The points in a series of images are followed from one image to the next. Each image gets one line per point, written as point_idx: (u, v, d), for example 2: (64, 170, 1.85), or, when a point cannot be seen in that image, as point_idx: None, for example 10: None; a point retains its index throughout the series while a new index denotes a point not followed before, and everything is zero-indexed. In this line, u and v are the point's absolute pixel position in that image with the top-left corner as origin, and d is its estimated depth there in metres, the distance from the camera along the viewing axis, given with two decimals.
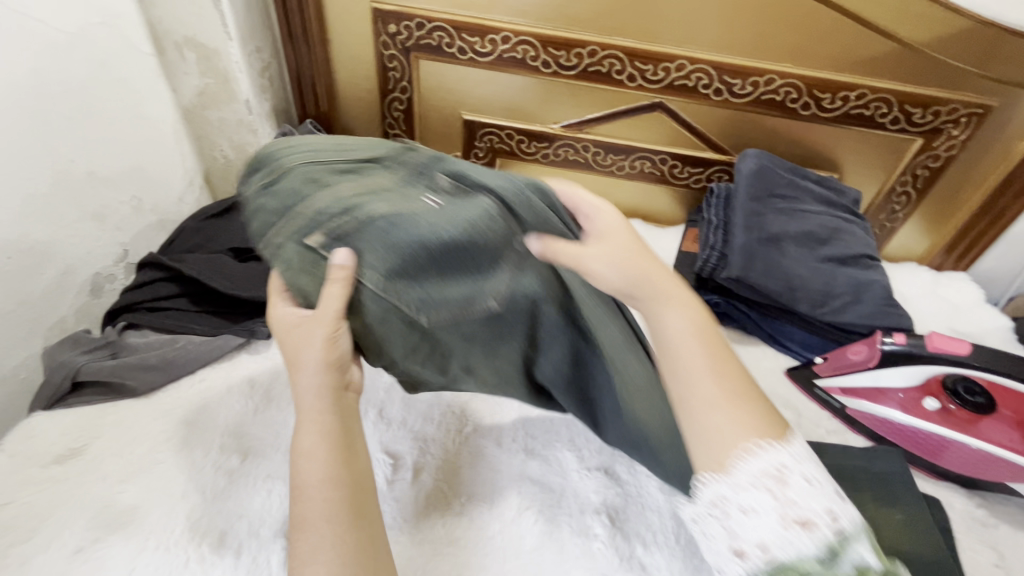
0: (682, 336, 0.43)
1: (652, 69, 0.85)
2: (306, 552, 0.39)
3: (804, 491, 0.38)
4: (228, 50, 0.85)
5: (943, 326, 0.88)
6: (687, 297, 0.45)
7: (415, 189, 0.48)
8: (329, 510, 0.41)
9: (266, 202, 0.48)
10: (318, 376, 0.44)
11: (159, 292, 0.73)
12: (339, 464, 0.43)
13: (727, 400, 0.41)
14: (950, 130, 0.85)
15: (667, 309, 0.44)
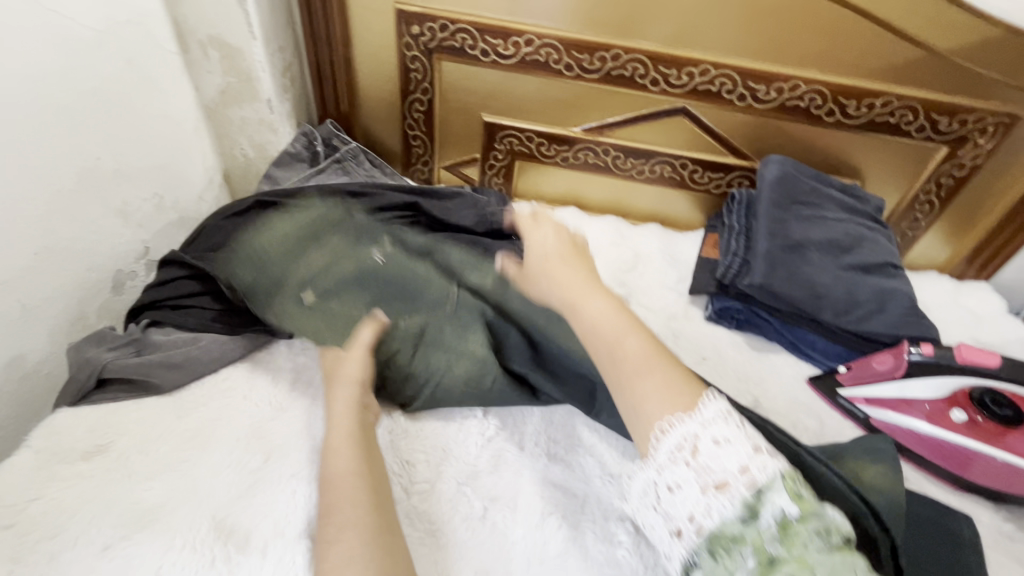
0: (602, 324, 0.52)
1: (676, 74, 0.85)
2: (332, 531, 0.49)
3: (714, 456, 0.42)
4: (252, 50, 0.86)
5: (966, 336, 0.87)
6: (606, 295, 0.55)
7: (363, 244, 0.79)
8: (354, 494, 0.51)
9: (262, 283, 0.73)
10: (351, 389, 0.60)
11: (181, 290, 0.73)
12: (359, 461, 0.54)
13: (642, 376, 0.48)
14: (975, 139, 0.84)
15: (591, 302, 0.54)
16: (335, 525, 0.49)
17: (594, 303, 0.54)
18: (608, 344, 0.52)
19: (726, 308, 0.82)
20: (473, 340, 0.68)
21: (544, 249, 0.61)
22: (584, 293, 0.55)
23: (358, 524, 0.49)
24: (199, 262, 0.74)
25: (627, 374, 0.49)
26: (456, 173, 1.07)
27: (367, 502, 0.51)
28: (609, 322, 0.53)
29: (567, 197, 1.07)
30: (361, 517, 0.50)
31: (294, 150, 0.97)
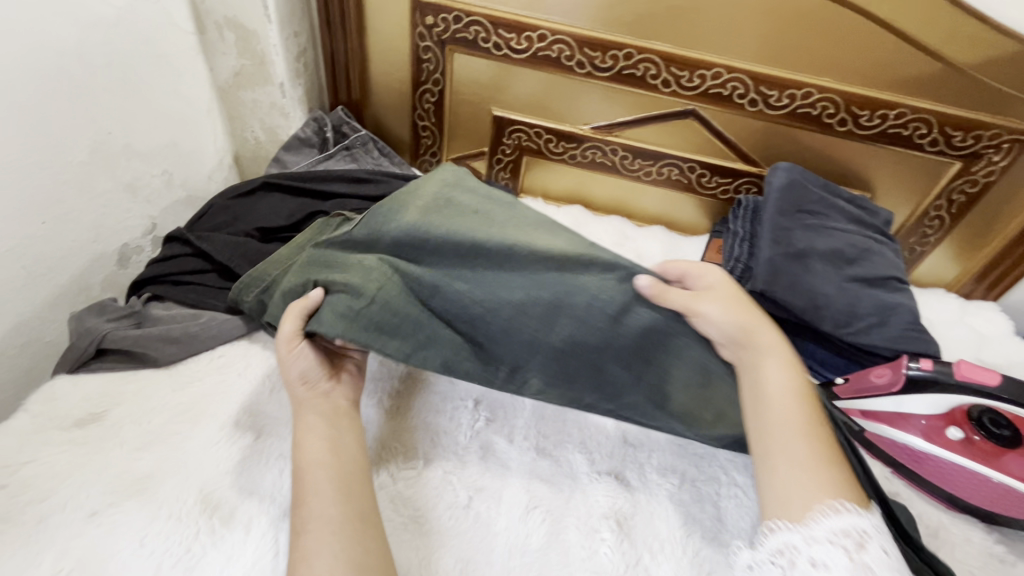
0: (781, 394, 0.56)
1: (687, 76, 0.85)
2: (306, 516, 0.49)
3: (877, 558, 0.45)
4: (267, 33, 0.86)
5: (969, 354, 0.86)
6: (790, 365, 0.58)
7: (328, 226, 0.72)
8: (331, 477, 0.52)
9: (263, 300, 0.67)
10: (301, 391, 0.58)
11: (184, 267, 0.74)
12: (330, 453, 0.54)
13: (815, 464, 0.51)
14: (990, 156, 0.83)
15: (779, 377, 0.56)
16: (307, 511, 0.50)
17: (779, 378, 0.56)
18: (782, 423, 0.54)
19: None
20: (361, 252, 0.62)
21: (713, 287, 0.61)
22: (773, 368, 0.57)
23: (342, 510, 0.50)
24: (202, 239, 0.75)
25: (802, 457, 0.52)
26: (463, 165, 1.07)
27: (343, 489, 0.51)
28: (788, 398, 0.55)
29: (573, 196, 1.07)
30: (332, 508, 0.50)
31: (303, 135, 0.98)
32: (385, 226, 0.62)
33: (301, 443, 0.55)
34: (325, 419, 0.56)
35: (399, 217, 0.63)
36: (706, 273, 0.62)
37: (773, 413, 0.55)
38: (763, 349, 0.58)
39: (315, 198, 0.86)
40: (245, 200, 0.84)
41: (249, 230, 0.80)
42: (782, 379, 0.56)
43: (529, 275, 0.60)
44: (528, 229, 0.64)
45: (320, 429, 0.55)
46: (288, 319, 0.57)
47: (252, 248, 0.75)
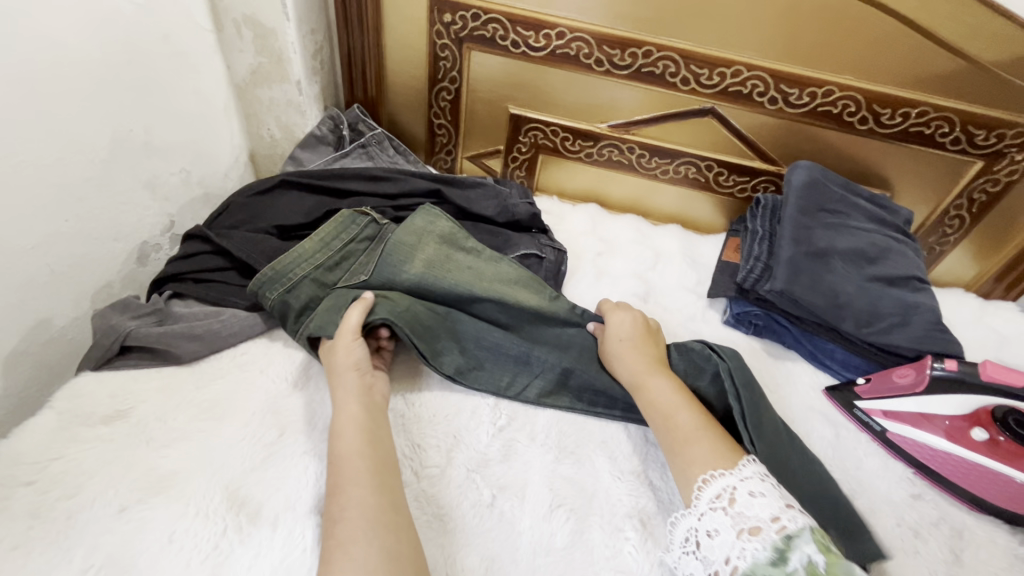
0: (663, 400, 0.61)
1: (707, 74, 0.84)
2: (337, 510, 0.50)
3: (749, 502, 0.49)
4: (285, 31, 0.86)
5: (991, 355, 0.85)
6: (664, 372, 0.65)
7: (351, 235, 0.76)
8: (359, 471, 0.52)
9: (290, 300, 0.68)
10: (352, 377, 0.60)
11: (205, 265, 0.75)
12: (364, 441, 0.55)
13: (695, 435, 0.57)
14: (1013, 155, 0.82)
15: (657, 378, 0.64)
16: (337, 505, 0.50)
17: (658, 380, 0.63)
18: (667, 409, 0.61)
19: (744, 313, 0.81)
20: (403, 277, 0.71)
21: (626, 326, 0.70)
22: (647, 373, 0.64)
23: (366, 506, 0.50)
24: (223, 237, 0.75)
25: (678, 438, 0.58)
26: (478, 163, 1.07)
27: (372, 482, 0.52)
28: (670, 398, 0.61)
29: (588, 194, 1.07)
30: (365, 498, 0.50)
31: (320, 133, 0.98)
32: (417, 247, 0.73)
33: (336, 440, 0.55)
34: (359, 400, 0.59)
35: (427, 240, 0.74)
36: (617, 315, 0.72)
37: (663, 417, 0.60)
38: (638, 367, 0.65)
39: (335, 197, 0.86)
40: (265, 198, 0.84)
41: (269, 228, 0.80)
42: (665, 387, 0.63)
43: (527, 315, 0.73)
44: (522, 280, 0.76)
45: (357, 404, 0.58)
46: (353, 312, 0.64)
47: (272, 246, 0.76)
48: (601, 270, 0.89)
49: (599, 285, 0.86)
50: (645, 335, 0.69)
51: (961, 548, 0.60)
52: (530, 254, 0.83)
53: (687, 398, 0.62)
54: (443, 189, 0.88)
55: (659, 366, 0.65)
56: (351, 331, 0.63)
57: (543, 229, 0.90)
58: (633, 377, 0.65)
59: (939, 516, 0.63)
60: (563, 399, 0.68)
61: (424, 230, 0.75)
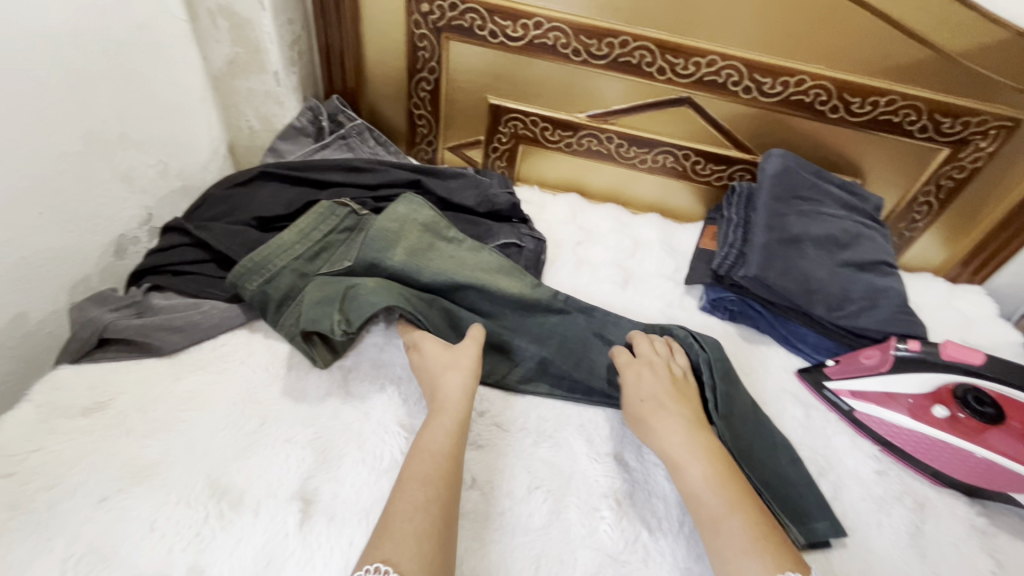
0: (705, 495, 0.54)
1: (683, 63, 0.85)
2: (422, 500, 0.49)
3: None
4: (261, 21, 0.86)
5: (956, 336, 0.88)
6: (701, 455, 0.57)
7: (332, 225, 0.76)
8: (439, 472, 0.52)
9: (271, 293, 0.69)
10: (460, 376, 0.61)
11: (184, 257, 0.75)
12: (452, 440, 0.56)
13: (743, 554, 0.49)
14: (978, 142, 0.84)
15: (694, 470, 0.56)
16: (424, 495, 0.50)
17: (695, 468, 0.56)
18: (711, 516, 0.53)
19: (720, 299, 0.83)
20: (388, 261, 0.71)
21: (647, 382, 0.64)
22: (687, 456, 0.57)
23: (435, 502, 0.50)
24: (202, 229, 0.75)
25: (730, 551, 0.50)
26: (459, 154, 1.08)
27: (444, 480, 0.52)
28: (709, 493, 0.54)
29: (569, 184, 1.08)
30: (434, 492, 0.50)
31: (299, 124, 0.98)
32: (401, 234, 0.74)
33: (426, 434, 0.56)
34: (470, 397, 0.60)
35: (411, 227, 0.75)
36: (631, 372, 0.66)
37: (705, 516, 0.53)
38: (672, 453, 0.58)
39: (314, 187, 0.86)
40: (244, 190, 0.84)
41: (248, 220, 0.80)
42: (700, 473, 0.55)
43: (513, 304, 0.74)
44: (505, 267, 0.77)
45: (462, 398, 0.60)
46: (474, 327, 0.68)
47: (252, 238, 0.76)
48: (581, 258, 0.90)
49: (578, 273, 0.87)
50: (673, 397, 0.63)
51: (921, 519, 0.63)
52: (510, 244, 0.85)
53: (733, 498, 0.53)
54: (423, 180, 0.89)
55: (701, 448, 0.58)
56: (477, 339, 0.66)
57: (524, 219, 0.91)
58: (671, 457, 0.58)
59: (902, 490, 0.65)
60: (541, 384, 0.70)
61: (406, 217, 0.76)
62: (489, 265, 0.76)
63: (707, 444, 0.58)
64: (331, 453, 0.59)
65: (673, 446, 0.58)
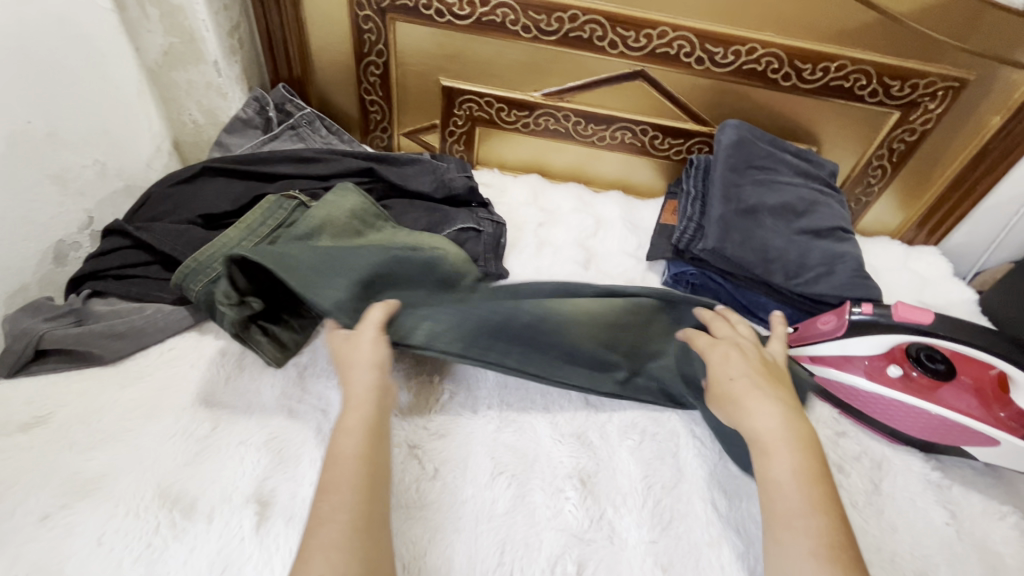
0: (788, 487, 0.51)
1: (634, 36, 0.84)
2: (326, 510, 0.47)
3: None
4: (194, 8, 0.82)
5: (912, 297, 0.91)
6: (796, 448, 0.53)
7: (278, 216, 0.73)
8: (353, 480, 0.49)
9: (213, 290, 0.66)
10: (370, 373, 0.57)
11: (126, 259, 0.71)
12: (366, 444, 0.52)
13: (805, 556, 0.47)
14: (926, 104, 0.85)
15: (779, 462, 0.52)
16: (329, 506, 0.48)
17: (783, 460, 0.52)
18: (784, 512, 0.50)
19: (682, 273, 0.83)
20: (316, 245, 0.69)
21: (732, 367, 0.59)
22: (779, 444, 0.53)
23: (341, 509, 0.47)
24: (142, 230, 0.72)
25: (797, 545, 0.48)
26: (416, 140, 1.05)
27: (364, 490, 0.49)
28: (793, 486, 0.51)
29: (530, 165, 1.06)
30: (355, 503, 0.48)
31: (245, 115, 0.94)
32: (326, 220, 0.72)
33: (337, 439, 0.52)
34: (381, 395, 0.56)
35: (338, 212, 0.73)
36: (725, 357, 0.60)
37: (777, 503, 0.51)
38: (758, 438, 0.54)
39: (263, 181, 0.83)
40: (188, 187, 0.80)
41: (193, 217, 0.77)
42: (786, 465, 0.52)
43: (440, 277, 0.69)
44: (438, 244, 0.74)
45: (371, 408, 0.54)
46: (377, 311, 0.61)
47: (198, 236, 0.73)
48: (543, 240, 0.89)
49: (540, 255, 0.86)
50: (768, 379, 0.58)
51: (880, 478, 0.64)
52: (467, 228, 0.83)
53: (817, 498, 0.50)
54: (375, 167, 0.87)
55: (794, 437, 0.54)
56: (375, 326, 0.60)
57: (483, 202, 0.89)
58: (759, 440, 0.54)
59: (861, 451, 0.67)
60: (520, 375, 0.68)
61: (337, 203, 0.74)
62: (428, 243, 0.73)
63: (803, 434, 0.54)
64: (287, 453, 0.58)
65: (765, 433, 0.54)
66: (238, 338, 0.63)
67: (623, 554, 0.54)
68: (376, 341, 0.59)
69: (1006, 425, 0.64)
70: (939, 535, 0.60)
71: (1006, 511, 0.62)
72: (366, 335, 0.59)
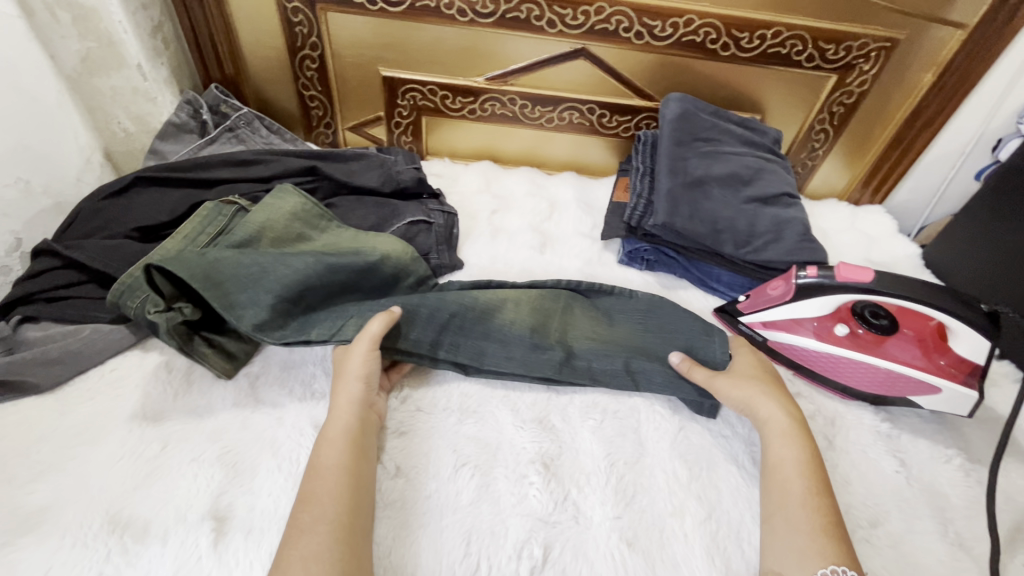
0: (789, 467, 0.55)
1: (571, 14, 0.83)
2: (307, 521, 0.48)
3: None
4: (108, 9, 0.78)
5: (859, 255, 0.93)
6: (798, 437, 0.57)
7: (213, 223, 0.71)
8: (333, 490, 0.50)
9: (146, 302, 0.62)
10: (357, 385, 0.59)
11: (58, 280, 0.68)
12: (349, 453, 0.54)
13: (800, 532, 0.50)
14: (861, 66, 0.87)
15: (788, 447, 0.57)
16: (309, 516, 0.48)
17: (790, 445, 0.57)
18: (787, 492, 0.54)
19: (636, 250, 0.84)
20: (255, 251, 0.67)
21: (745, 364, 0.66)
22: (784, 433, 0.58)
23: (323, 520, 0.48)
24: (73, 248, 0.69)
25: (795, 522, 0.51)
26: (361, 133, 1.02)
27: (346, 500, 0.50)
28: (797, 470, 0.55)
29: (481, 152, 1.05)
30: (337, 516, 0.49)
31: (178, 120, 0.90)
32: (266, 225, 0.70)
33: (319, 451, 0.54)
34: (360, 411, 0.58)
35: (277, 215, 0.72)
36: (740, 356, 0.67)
37: (784, 482, 0.54)
38: (769, 416, 0.59)
39: (201, 187, 0.81)
40: (121, 200, 0.77)
41: (128, 231, 0.74)
42: (790, 453, 0.56)
43: (381, 278, 0.70)
44: (381, 241, 0.74)
45: (352, 417, 0.57)
46: (377, 322, 0.62)
47: (135, 250, 0.70)
48: (498, 227, 0.88)
49: (495, 242, 0.85)
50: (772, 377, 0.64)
51: (833, 433, 0.66)
52: (418, 221, 0.82)
53: (818, 487, 0.53)
54: (318, 165, 0.85)
55: (797, 428, 0.58)
56: (371, 339, 0.60)
57: (434, 193, 0.88)
58: (767, 423, 0.59)
59: (814, 409, 0.69)
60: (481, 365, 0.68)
61: (274, 207, 0.72)
62: (370, 242, 0.73)
63: (804, 427, 0.59)
64: (243, 466, 0.56)
65: (777, 420, 0.59)
66: (183, 351, 0.61)
67: (589, 533, 0.55)
68: (368, 357, 0.60)
69: (945, 371, 0.66)
70: (890, 482, 0.62)
71: (951, 454, 0.65)
72: (357, 350, 0.60)
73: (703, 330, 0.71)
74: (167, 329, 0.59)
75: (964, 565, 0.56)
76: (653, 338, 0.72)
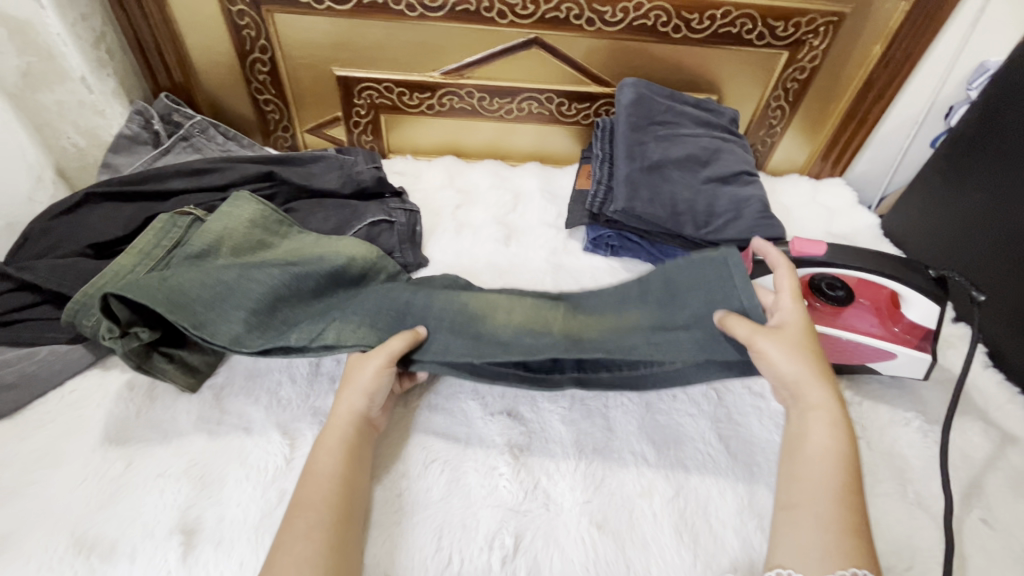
0: (824, 454, 0.50)
1: (521, 3, 0.82)
2: (303, 526, 0.49)
3: None
4: (44, 21, 0.76)
5: (820, 228, 0.95)
6: (842, 421, 0.52)
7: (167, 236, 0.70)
8: (328, 496, 0.51)
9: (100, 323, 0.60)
10: (362, 399, 0.58)
11: (12, 303, 0.66)
12: (344, 462, 0.54)
13: (817, 526, 0.47)
14: (811, 41, 0.88)
15: (825, 431, 0.51)
16: (304, 522, 0.49)
17: (824, 428, 0.52)
18: (807, 477, 0.50)
19: (599, 237, 0.85)
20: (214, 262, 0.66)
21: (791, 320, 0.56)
22: (819, 414, 0.52)
23: (317, 527, 0.49)
24: (24, 269, 0.67)
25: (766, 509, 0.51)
26: (321, 135, 1.01)
27: (337, 506, 0.51)
28: (829, 458, 0.50)
29: (444, 147, 1.04)
30: (325, 520, 0.49)
31: (130, 132, 0.88)
32: (224, 234, 0.69)
33: (317, 457, 0.54)
34: (357, 424, 0.57)
35: (236, 223, 0.71)
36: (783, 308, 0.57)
37: (797, 466, 0.51)
38: (823, 401, 0.52)
39: (157, 200, 0.79)
40: (74, 218, 0.75)
41: (82, 248, 0.72)
42: (824, 439, 0.51)
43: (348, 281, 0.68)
44: (348, 243, 0.72)
45: (348, 426, 0.57)
46: (399, 340, 0.59)
47: (90, 268, 0.69)
48: (462, 222, 0.88)
49: (460, 237, 0.85)
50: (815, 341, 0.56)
51: None
52: (379, 220, 0.82)
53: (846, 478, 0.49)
54: (275, 170, 0.84)
55: (838, 411, 0.52)
56: (389, 356, 0.58)
57: (396, 192, 0.88)
58: (805, 402, 0.53)
59: None
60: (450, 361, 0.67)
61: (231, 216, 0.71)
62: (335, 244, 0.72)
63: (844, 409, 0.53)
64: (209, 479, 0.56)
65: (814, 396, 0.53)
66: (142, 369, 0.59)
67: (559, 519, 0.56)
68: (380, 371, 0.58)
69: (901, 337, 0.68)
70: None
71: (910, 417, 0.67)
72: (371, 363, 0.58)
73: (721, 275, 0.59)
74: (124, 353, 0.58)
75: (922, 524, 0.57)
76: (666, 313, 0.61)
